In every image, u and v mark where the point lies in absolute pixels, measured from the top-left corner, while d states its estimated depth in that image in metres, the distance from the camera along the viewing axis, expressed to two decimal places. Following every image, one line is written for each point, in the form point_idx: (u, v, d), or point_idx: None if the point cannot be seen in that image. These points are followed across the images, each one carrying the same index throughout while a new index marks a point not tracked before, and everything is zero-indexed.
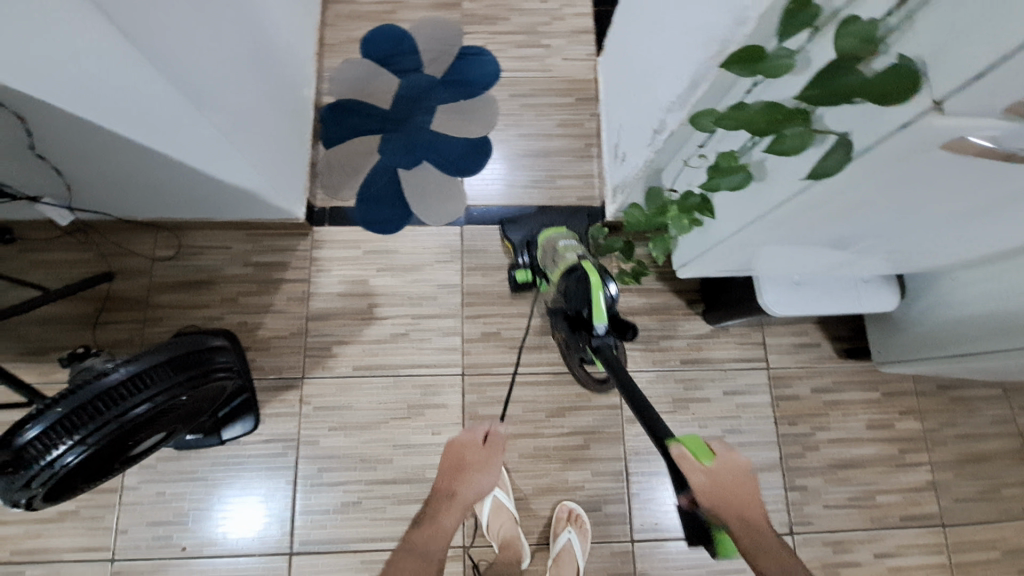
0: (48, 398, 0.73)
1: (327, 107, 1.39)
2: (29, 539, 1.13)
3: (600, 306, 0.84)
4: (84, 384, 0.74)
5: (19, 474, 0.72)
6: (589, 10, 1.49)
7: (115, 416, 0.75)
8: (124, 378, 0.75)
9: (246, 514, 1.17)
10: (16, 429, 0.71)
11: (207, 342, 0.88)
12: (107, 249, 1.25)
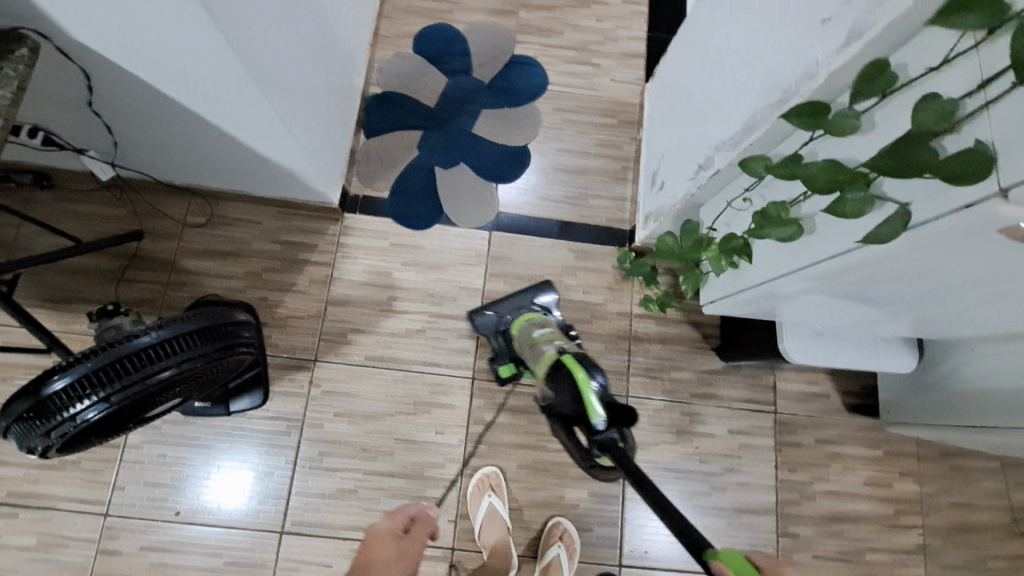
0: (77, 352, 0.74)
1: (374, 96, 1.40)
2: (26, 483, 1.13)
3: (594, 405, 0.83)
4: (115, 344, 0.75)
5: (41, 423, 0.73)
6: (642, 35, 1.50)
7: (141, 378, 0.76)
8: (152, 343, 0.77)
9: (234, 486, 1.17)
10: (44, 378, 0.72)
11: (235, 316, 0.89)
12: (141, 208, 1.26)
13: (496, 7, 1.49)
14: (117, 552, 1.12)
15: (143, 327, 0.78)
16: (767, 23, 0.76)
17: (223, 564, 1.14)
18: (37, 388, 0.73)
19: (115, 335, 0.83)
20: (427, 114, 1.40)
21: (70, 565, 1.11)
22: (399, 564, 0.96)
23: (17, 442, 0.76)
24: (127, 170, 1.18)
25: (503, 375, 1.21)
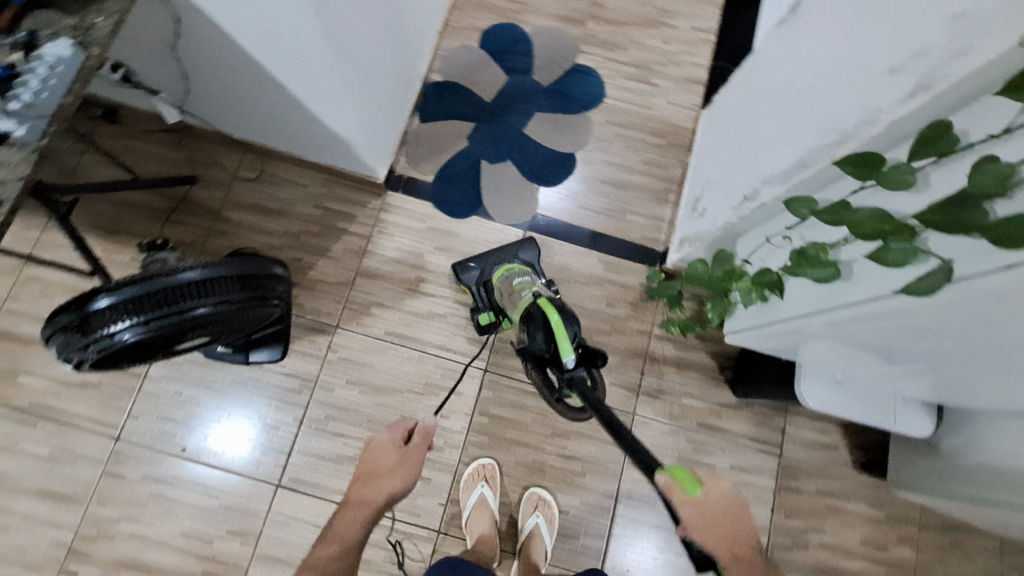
0: (125, 276, 0.77)
1: (433, 82, 1.44)
2: (46, 397, 1.17)
3: (565, 343, 0.89)
4: (161, 274, 0.78)
5: (82, 336, 0.77)
6: (704, 62, 1.51)
7: (179, 311, 0.80)
8: (194, 280, 0.80)
9: (236, 436, 1.20)
10: (91, 295, 0.76)
11: (274, 269, 0.92)
12: (197, 155, 1.32)
13: (564, 15, 1.52)
14: (120, 478, 1.15)
15: (189, 263, 0.81)
16: (835, 66, 0.77)
17: (218, 507, 1.16)
18: (83, 303, 0.76)
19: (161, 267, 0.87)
20: (482, 107, 1.43)
21: (76, 482, 1.14)
22: (397, 473, 0.95)
23: (55, 351, 0.80)
24: (192, 117, 1.23)
25: (481, 323, 1.21)
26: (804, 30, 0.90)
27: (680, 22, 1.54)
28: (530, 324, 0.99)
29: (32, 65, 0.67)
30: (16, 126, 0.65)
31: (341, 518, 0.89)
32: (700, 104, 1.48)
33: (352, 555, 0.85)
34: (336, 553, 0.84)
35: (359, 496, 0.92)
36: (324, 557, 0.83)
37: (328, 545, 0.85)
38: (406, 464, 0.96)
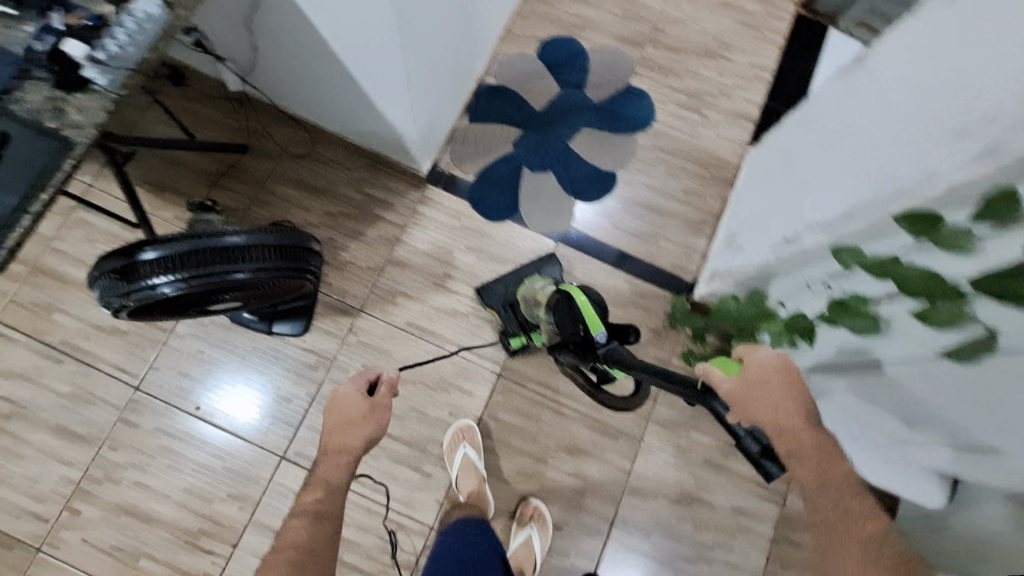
0: (173, 232, 0.80)
1: (487, 85, 1.46)
2: (76, 337, 1.21)
3: (594, 320, 0.95)
4: (207, 235, 0.81)
5: (125, 284, 0.80)
6: (758, 99, 1.51)
7: (218, 273, 0.82)
8: (237, 245, 0.82)
9: (242, 400, 1.22)
10: (139, 246, 0.79)
11: (313, 246, 0.94)
12: (252, 125, 1.35)
13: (624, 35, 1.53)
14: (134, 426, 1.18)
15: (235, 228, 0.83)
16: (899, 122, 0.77)
17: (222, 469, 1.18)
18: (131, 253, 0.79)
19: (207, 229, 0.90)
20: (531, 115, 1.45)
21: (92, 423, 1.18)
22: (370, 423, 0.89)
23: (98, 294, 0.84)
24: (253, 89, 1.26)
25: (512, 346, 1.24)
26: (871, 82, 0.90)
27: (739, 56, 1.54)
28: (557, 311, 1.05)
29: (122, 18, 0.71)
30: (97, 74, 0.68)
31: (329, 466, 0.87)
32: (748, 141, 1.47)
33: (336, 498, 0.84)
34: (319, 499, 0.83)
35: (337, 442, 0.88)
36: (312, 502, 0.83)
37: (314, 489, 0.85)
38: (377, 413, 0.91)
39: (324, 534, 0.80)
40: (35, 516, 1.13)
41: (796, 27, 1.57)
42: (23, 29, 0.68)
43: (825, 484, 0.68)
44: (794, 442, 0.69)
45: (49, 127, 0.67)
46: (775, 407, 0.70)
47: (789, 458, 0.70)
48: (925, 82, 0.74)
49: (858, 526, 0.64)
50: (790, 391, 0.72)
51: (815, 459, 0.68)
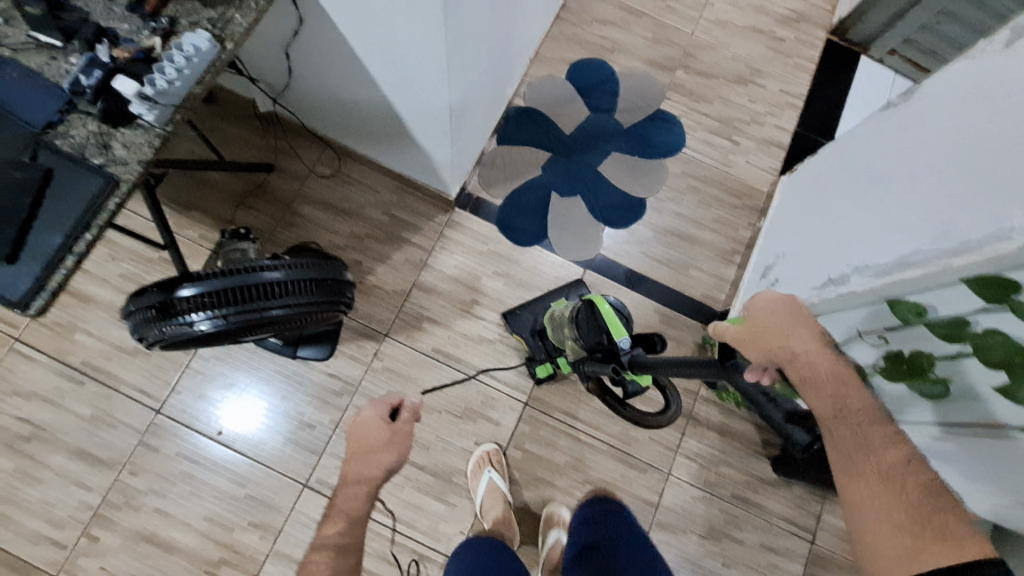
0: (212, 268, 0.79)
1: (516, 108, 1.44)
2: (98, 358, 1.19)
3: (618, 327, 0.97)
4: (245, 270, 0.79)
5: (163, 321, 0.79)
6: (789, 126, 1.49)
7: (255, 310, 0.80)
8: (275, 280, 0.80)
9: (245, 411, 1.20)
10: (178, 282, 0.78)
11: (347, 277, 0.92)
12: (280, 145, 1.34)
13: (655, 60, 1.52)
14: (155, 451, 1.16)
15: (272, 261, 0.81)
16: (963, 173, 0.76)
17: (243, 496, 1.16)
18: (170, 290, 0.78)
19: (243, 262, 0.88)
20: (560, 139, 1.43)
21: (113, 447, 1.15)
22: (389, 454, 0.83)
23: (133, 329, 0.82)
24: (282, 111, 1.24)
25: (538, 375, 1.23)
26: (924, 124, 0.89)
27: (770, 83, 1.52)
28: (580, 320, 1.06)
29: (170, 53, 0.67)
30: (146, 110, 0.65)
31: (348, 497, 0.83)
32: (779, 169, 1.46)
33: (357, 530, 0.82)
34: (340, 531, 0.81)
35: (356, 472, 0.83)
36: (332, 535, 0.81)
37: (334, 520, 0.83)
38: (397, 442, 0.85)
39: (345, 566, 0.78)
40: (52, 542, 1.11)
41: (828, 54, 1.56)
42: (69, 61, 0.68)
43: (844, 412, 0.60)
44: (808, 366, 0.63)
45: (94, 162, 0.65)
46: (788, 347, 0.65)
47: (803, 385, 0.64)
48: (992, 135, 0.73)
49: (878, 452, 0.57)
50: (794, 323, 0.68)
51: (831, 385, 0.61)
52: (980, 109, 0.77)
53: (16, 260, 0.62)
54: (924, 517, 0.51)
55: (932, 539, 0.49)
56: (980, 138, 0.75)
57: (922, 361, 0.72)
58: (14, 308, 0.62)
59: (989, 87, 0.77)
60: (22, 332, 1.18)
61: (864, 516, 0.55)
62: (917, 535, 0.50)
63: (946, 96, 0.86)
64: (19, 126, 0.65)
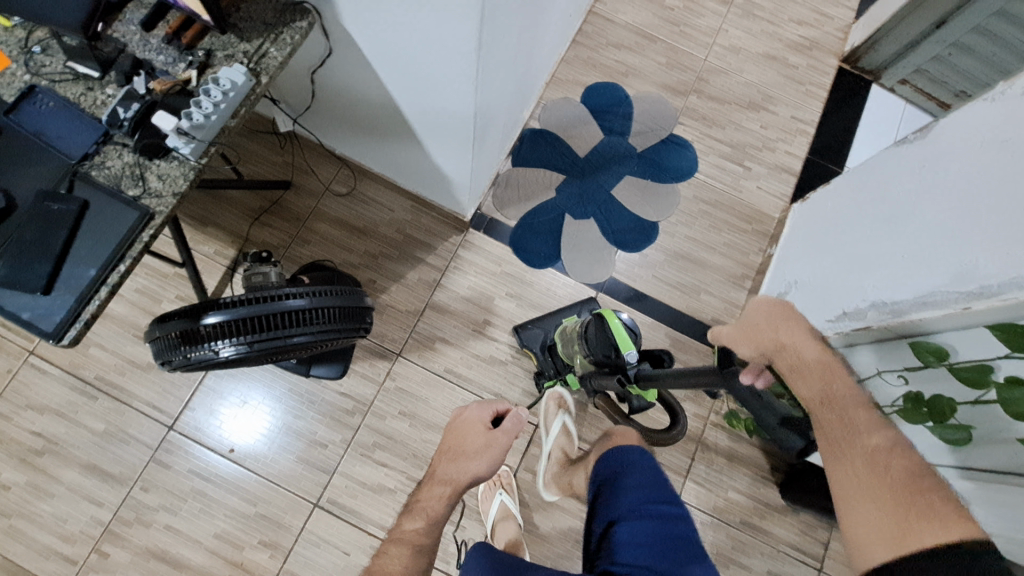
0: (236, 296, 0.80)
1: (531, 129, 1.45)
2: (113, 373, 1.19)
3: (626, 338, 0.94)
4: (268, 299, 0.80)
5: (189, 347, 0.80)
6: (800, 153, 1.51)
7: (278, 337, 0.81)
8: (297, 308, 0.81)
9: (250, 419, 1.21)
10: (204, 309, 0.79)
11: (368, 303, 0.94)
12: (296, 161, 1.34)
13: (668, 84, 1.53)
14: (168, 467, 1.16)
15: (295, 290, 0.82)
16: (979, 215, 0.78)
17: (254, 514, 1.16)
18: (194, 317, 0.79)
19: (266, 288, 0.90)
20: (573, 161, 1.44)
21: (124, 462, 1.16)
22: (487, 455, 0.87)
23: (155, 353, 0.84)
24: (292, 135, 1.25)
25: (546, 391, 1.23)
26: (940, 163, 0.91)
27: (782, 109, 1.54)
28: (587, 335, 1.05)
29: (207, 87, 0.68)
30: (182, 145, 0.67)
31: (425, 493, 0.86)
32: (791, 195, 1.47)
33: (435, 530, 0.80)
34: (421, 530, 0.80)
35: (443, 473, 0.87)
36: (411, 531, 0.80)
37: (414, 519, 0.82)
38: (493, 448, 0.88)
39: (417, 566, 0.75)
40: (61, 557, 1.10)
41: (839, 81, 1.57)
42: (105, 92, 0.70)
43: (829, 399, 0.60)
44: (794, 354, 0.65)
45: (129, 195, 0.67)
46: (777, 339, 0.67)
47: (793, 376, 0.64)
48: (1008, 180, 0.75)
49: (860, 436, 0.56)
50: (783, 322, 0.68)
51: (817, 371, 0.62)
52: (997, 154, 0.79)
53: (51, 291, 0.63)
54: (905, 494, 0.50)
55: (915, 514, 0.48)
56: (996, 182, 0.77)
57: (943, 406, 0.76)
58: (47, 339, 0.62)
59: (1007, 131, 0.79)
60: (37, 345, 1.19)
61: (851, 504, 0.54)
62: (897, 512, 0.50)
63: (964, 138, 0.88)
64: (59, 158, 0.67)
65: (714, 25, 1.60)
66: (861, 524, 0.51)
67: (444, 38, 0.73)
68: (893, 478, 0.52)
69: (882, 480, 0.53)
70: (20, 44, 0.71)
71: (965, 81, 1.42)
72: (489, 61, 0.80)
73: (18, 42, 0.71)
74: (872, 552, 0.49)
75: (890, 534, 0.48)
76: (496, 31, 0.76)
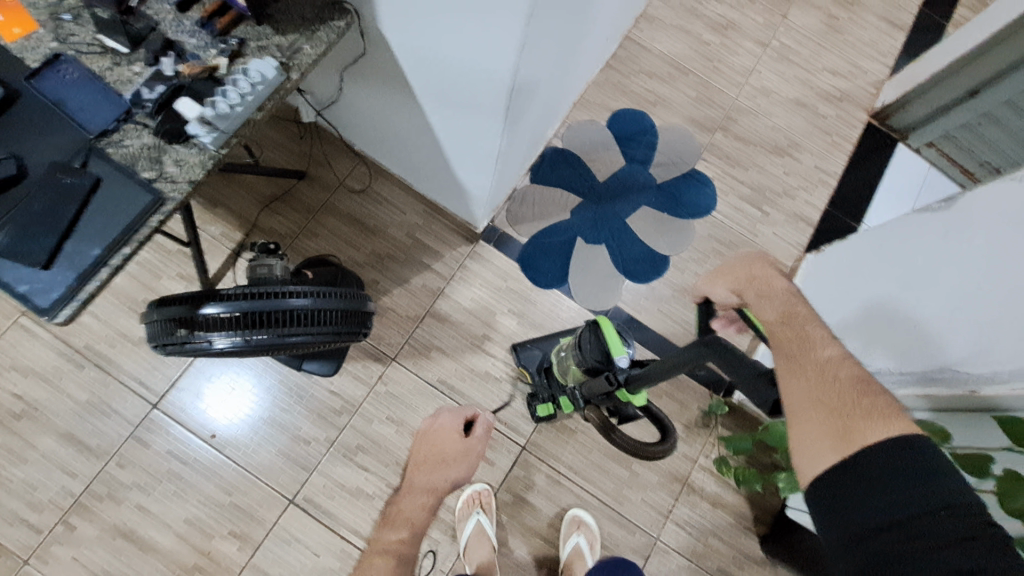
0: (241, 289, 0.79)
1: (553, 148, 1.44)
2: (103, 344, 1.18)
3: (619, 343, 0.92)
4: (271, 295, 0.79)
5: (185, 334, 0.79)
6: (820, 204, 1.50)
7: (277, 335, 0.80)
8: (300, 309, 0.80)
9: (235, 402, 1.19)
10: (205, 299, 0.78)
11: (372, 309, 0.93)
12: (314, 152, 1.33)
13: (695, 119, 1.52)
14: (147, 446, 1.14)
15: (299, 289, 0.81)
16: (986, 297, 0.79)
17: (228, 504, 1.14)
18: (194, 305, 0.78)
19: (270, 281, 0.89)
20: (592, 185, 1.43)
21: (103, 435, 1.14)
22: (466, 463, 0.89)
23: (150, 334, 0.82)
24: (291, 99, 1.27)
25: (537, 414, 1.20)
26: (949, 235, 0.91)
27: (806, 157, 1.53)
28: (581, 339, 1.00)
29: (236, 78, 0.67)
30: (204, 133, 0.66)
31: (405, 500, 0.86)
32: (805, 245, 1.45)
33: (418, 539, 0.82)
34: (405, 539, 0.81)
35: (423, 482, 0.88)
36: (396, 540, 0.80)
37: (398, 529, 0.82)
38: (471, 456, 0.89)
39: None
40: (28, 526, 1.08)
41: (867, 136, 1.56)
42: (132, 69, 0.69)
43: (790, 319, 0.61)
44: (764, 285, 0.66)
45: (144, 177, 0.65)
46: (750, 272, 0.67)
47: (758, 301, 0.64)
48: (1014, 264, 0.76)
49: (814, 350, 0.58)
50: (760, 269, 0.67)
51: (781, 300, 0.63)
52: (1003, 236, 0.80)
53: (50, 265, 0.61)
54: (851, 401, 0.52)
55: (858, 415, 0.51)
56: (1006, 266, 0.77)
57: None
58: (41, 315, 0.61)
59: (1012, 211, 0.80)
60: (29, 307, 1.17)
61: (794, 409, 0.55)
62: (846, 414, 0.51)
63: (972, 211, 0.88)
64: (76, 131, 0.65)
65: (748, 66, 1.59)
66: (803, 432, 0.53)
67: (484, 52, 0.72)
68: (840, 384, 0.54)
69: (826, 389, 0.54)
70: (50, 9, 0.69)
71: (994, 153, 1.42)
72: (523, 77, 0.79)
73: (48, 8, 0.70)
74: (819, 456, 0.51)
75: (832, 436, 0.51)
76: (533, 50, 0.76)
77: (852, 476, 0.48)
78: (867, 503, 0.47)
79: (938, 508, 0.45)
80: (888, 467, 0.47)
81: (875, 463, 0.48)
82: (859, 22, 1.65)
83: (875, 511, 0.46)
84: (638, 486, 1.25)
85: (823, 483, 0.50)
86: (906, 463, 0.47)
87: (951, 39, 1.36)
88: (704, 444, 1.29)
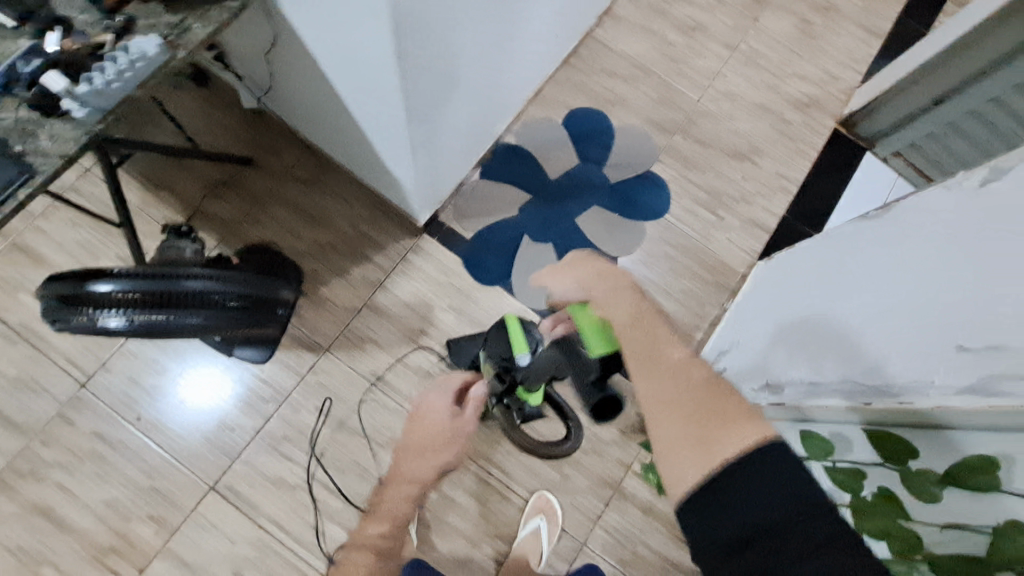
0: (136, 268, 0.79)
1: (505, 144, 1.43)
2: (36, 322, 1.19)
3: (521, 342, 0.97)
4: (167, 276, 0.80)
5: (76, 310, 0.79)
6: (778, 210, 1.46)
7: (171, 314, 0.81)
8: (196, 290, 0.82)
9: (201, 386, 1.20)
10: (98, 275, 0.78)
11: (278, 292, 0.95)
12: (261, 140, 1.33)
13: (655, 120, 1.50)
14: (71, 424, 1.15)
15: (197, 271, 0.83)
16: (904, 306, 0.72)
17: (147, 487, 1.14)
18: (85, 283, 0.78)
19: (176, 262, 0.89)
20: (544, 184, 1.42)
21: (30, 412, 1.14)
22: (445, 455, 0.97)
23: (44, 310, 0.82)
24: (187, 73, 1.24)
25: None
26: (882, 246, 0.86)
27: (768, 163, 1.49)
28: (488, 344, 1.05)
29: (115, 54, 0.67)
30: (75, 108, 0.66)
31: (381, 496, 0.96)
32: (759, 252, 1.42)
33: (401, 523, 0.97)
34: (385, 533, 0.95)
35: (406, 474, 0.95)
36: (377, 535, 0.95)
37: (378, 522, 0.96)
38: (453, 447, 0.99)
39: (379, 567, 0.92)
40: None
41: (833, 144, 1.52)
42: (18, 43, 0.69)
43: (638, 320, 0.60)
44: (609, 280, 0.65)
45: (15, 151, 0.65)
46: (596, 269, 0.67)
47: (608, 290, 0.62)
48: (939, 276, 0.68)
49: (665, 353, 0.56)
50: (608, 273, 0.66)
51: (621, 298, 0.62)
52: (931, 249, 0.74)
53: None
54: (700, 406, 0.51)
55: (704, 420, 0.50)
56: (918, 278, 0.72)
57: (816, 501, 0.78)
58: None
59: (931, 226, 0.76)
60: None
61: (651, 413, 0.53)
62: (689, 425, 0.50)
63: (912, 225, 0.81)
64: None
65: (714, 68, 1.56)
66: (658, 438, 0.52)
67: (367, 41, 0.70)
68: (692, 387, 0.53)
69: (678, 394, 0.52)
70: None
71: (959, 166, 1.37)
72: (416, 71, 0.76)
73: None
74: (684, 472, 0.49)
75: (703, 456, 0.48)
76: (424, 37, 0.72)
77: (719, 490, 0.46)
78: (733, 512, 0.45)
79: (820, 531, 0.42)
80: (753, 478, 0.45)
81: (732, 476, 0.46)
82: (834, 27, 1.61)
83: (744, 517, 0.45)
84: (567, 490, 1.23)
85: (695, 500, 0.47)
86: (765, 471, 0.45)
87: (922, 43, 1.31)
88: (638, 450, 1.26)
